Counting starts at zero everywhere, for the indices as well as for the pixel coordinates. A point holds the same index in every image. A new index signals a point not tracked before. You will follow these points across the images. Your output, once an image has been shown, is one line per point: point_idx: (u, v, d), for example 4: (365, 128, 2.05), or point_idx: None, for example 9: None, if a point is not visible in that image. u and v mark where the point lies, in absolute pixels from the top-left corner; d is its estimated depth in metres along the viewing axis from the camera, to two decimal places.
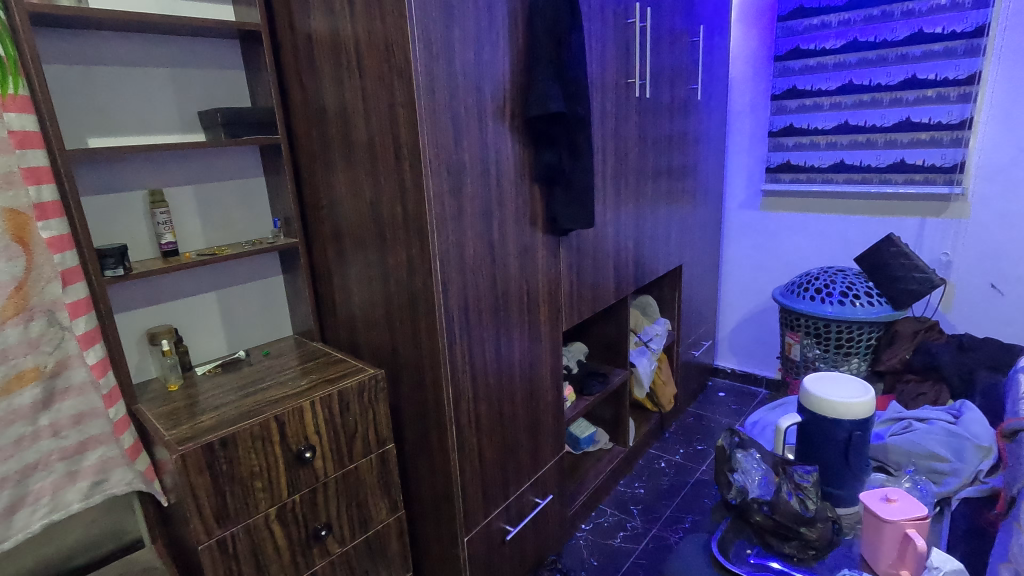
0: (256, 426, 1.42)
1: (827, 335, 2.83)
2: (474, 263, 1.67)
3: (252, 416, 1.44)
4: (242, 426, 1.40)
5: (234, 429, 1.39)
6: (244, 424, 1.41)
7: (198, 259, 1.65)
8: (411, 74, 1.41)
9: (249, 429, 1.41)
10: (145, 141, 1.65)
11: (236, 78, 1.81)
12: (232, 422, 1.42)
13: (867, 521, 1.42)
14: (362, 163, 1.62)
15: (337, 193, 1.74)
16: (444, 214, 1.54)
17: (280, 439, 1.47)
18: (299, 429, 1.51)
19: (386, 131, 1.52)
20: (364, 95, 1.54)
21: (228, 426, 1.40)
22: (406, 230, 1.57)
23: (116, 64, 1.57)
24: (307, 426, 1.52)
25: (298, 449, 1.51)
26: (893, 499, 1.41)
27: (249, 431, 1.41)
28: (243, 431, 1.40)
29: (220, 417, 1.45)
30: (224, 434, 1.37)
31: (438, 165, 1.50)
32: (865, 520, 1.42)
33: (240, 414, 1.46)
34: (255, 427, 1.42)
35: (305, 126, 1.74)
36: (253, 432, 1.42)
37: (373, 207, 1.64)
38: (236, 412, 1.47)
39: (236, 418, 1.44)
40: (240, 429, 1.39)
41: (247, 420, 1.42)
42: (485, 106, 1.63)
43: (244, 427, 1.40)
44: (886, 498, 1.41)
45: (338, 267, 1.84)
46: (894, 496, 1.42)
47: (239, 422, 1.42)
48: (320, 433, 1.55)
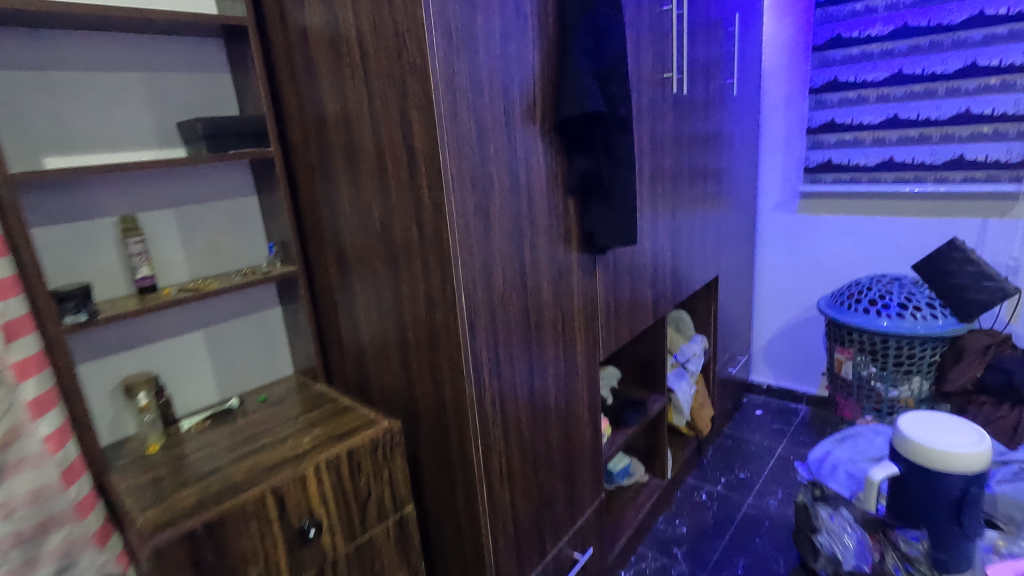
0: (251, 503, 1.17)
1: (884, 352, 2.56)
2: (504, 291, 1.42)
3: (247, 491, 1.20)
4: (233, 505, 1.15)
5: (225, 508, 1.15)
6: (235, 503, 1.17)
7: (178, 296, 1.40)
8: (427, 69, 1.16)
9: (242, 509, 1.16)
10: (112, 158, 1.41)
11: (222, 83, 1.57)
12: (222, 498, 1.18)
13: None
14: (370, 177, 1.37)
15: (341, 213, 1.49)
16: (469, 238, 1.29)
17: (281, 515, 1.22)
18: (303, 502, 1.26)
19: (398, 139, 1.26)
20: (370, 98, 1.29)
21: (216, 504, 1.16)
22: (425, 258, 1.32)
23: (76, 70, 1.33)
24: (314, 497, 1.27)
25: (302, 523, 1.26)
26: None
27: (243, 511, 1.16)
28: (237, 509, 1.15)
29: (208, 491, 1.21)
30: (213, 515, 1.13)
31: (461, 179, 1.25)
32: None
33: (231, 487, 1.22)
34: (249, 503, 1.17)
35: (302, 136, 1.49)
36: (248, 511, 1.17)
37: (385, 230, 1.39)
38: (227, 483, 1.23)
39: (226, 492, 1.19)
40: (232, 509, 1.15)
41: (240, 495, 1.18)
42: (513, 107, 1.38)
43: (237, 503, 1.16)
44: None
45: (344, 297, 1.59)
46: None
47: (230, 497, 1.17)
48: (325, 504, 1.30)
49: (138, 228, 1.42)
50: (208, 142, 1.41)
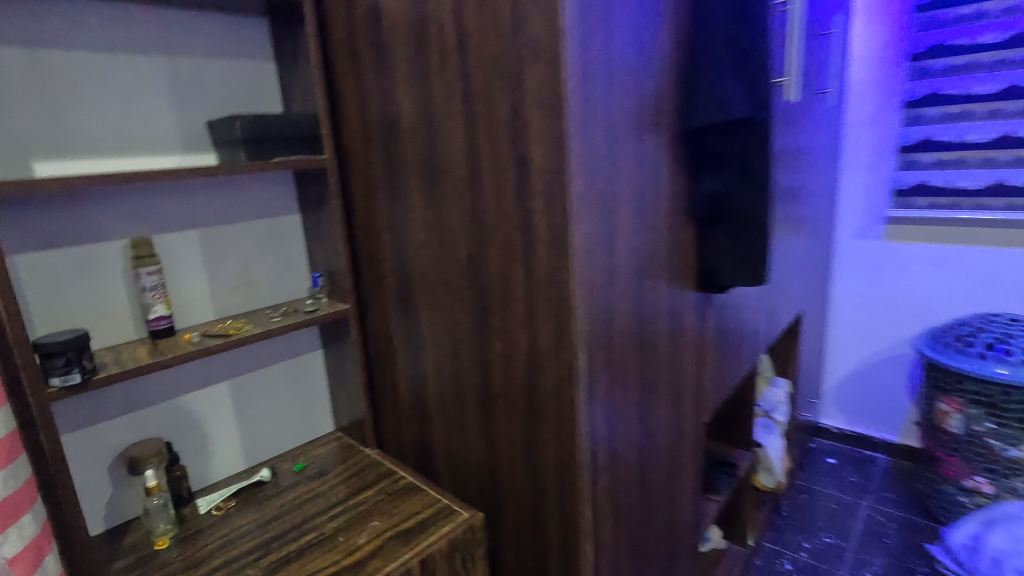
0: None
1: (1005, 406, 2.20)
2: (624, 347, 1.09)
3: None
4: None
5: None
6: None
7: (201, 347, 1.08)
8: (559, 51, 0.84)
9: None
10: (121, 165, 1.10)
11: (263, 76, 1.26)
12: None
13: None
14: (459, 197, 1.05)
15: (411, 241, 1.17)
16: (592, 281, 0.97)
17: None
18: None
19: (505, 146, 0.94)
20: (466, 91, 0.97)
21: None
22: (529, 305, 1.00)
23: (79, 50, 1.02)
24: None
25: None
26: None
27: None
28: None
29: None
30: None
31: (589, 203, 0.93)
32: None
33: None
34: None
35: (364, 141, 1.18)
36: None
37: (473, 264, 1.07)
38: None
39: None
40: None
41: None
42: (644, 109, 1.06)
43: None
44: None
45: (406, 344, 1.27)
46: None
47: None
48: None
49: (154, 254, 1.11)
50: (246, 147, 1.10)
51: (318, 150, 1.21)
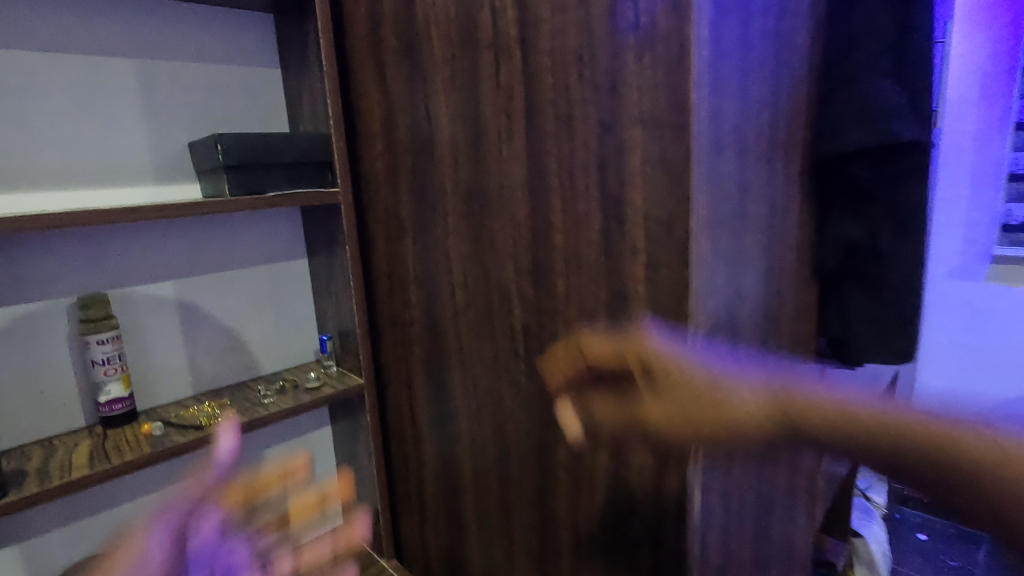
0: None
1: None
2: (743, 464, 0.77)
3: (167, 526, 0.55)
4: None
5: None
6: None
7: (158, 447, 0.79)
8: (682, 44, 0.54)
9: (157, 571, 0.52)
10: (72, 200, 0.84)
11: (266, 87, 1.00)
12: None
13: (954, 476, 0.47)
14: (515, 249, 0.75)
15: (445, 301, 0.88)
16: (683, 361, 0.60)
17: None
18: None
19: (590, 182, 0.65)
20: (533, 104, 0.68)
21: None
22: (616, 411, 0.69)
23: (19, 50, 0.79)
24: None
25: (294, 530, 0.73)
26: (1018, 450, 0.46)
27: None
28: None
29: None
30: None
31: (714, 270, 0.62)
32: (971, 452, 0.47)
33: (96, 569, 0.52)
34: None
35: (388, 169, 0.90)
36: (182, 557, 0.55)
37: (532, 340, 0.77)
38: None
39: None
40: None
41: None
42: (779, 130, 0.75)
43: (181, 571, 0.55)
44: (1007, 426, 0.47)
45: (435, 433, 0.96)
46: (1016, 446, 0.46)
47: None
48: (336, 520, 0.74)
49: (110, 317, 0.84)
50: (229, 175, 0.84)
51: (327, 182, 0.94)
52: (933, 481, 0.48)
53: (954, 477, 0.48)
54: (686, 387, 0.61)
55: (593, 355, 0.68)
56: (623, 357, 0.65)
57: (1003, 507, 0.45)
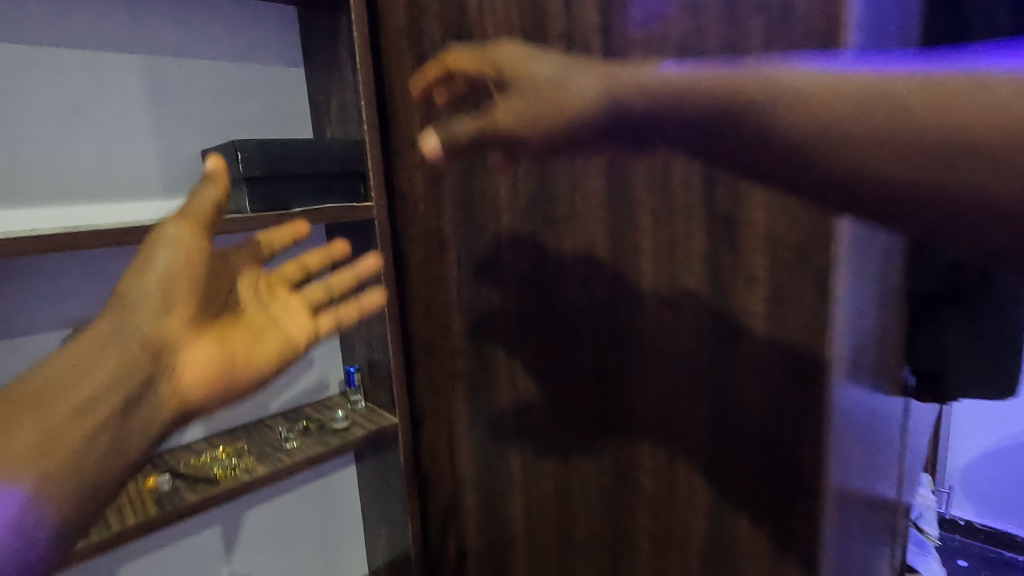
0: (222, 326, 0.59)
1: None
2: (856, 531, 0.65)
3: (184, 275, 0.54)
4: (125, 393, 0.50)
5: (118, 427, 0.50)
6: (75, 365, 0.50)
7: (164, 508, 0.67)
8: (832, 28, 0.43)
9: (170, 324, 0.53)
10: (69, 216, 0.73)
11: (288, 89, 0.89)
12: (119, 352, 0.51)
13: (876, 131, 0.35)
14: (588, 274, 0.64)
15: (496, 331, 0.76)
16: (529, 52, 0.50)
17: (281, 319, 0.64)
18: (323, 316, 0.67)
19: (694, 195, 0.53)
20: None
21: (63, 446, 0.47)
22: (723, 473, 0.56)
23: (10, 44, 0.68)
24: (340, 319, 0.67)
25: (300, 266, 0.70)
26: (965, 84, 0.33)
27: (118, 362, 0.50)
28: (158, 407, 0.52)
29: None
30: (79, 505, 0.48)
31: (855, 304, 0.51)
32: (891, 105, 0.35)
33: (117, 297, 0.52)
34: (178, 405, 0.53)
35: (429, 179, 0.78)
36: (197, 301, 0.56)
37: (607, 380, 0.65)
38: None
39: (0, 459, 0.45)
40: (102, 386, 0.49)
41: (164, 343, 0.53)
42: None
43: (181, 314, 0.54)
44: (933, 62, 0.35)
45: (479, 481, 0.84)
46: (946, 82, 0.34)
47: (143, 371, 0.51)
48: (342, 270, 0.71)
49: None
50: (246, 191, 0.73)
51: (359, 196, 0.82)
52: (818, 139, 0.36)
53: (858, 146, 0.35)
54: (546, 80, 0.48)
55: (459, 73, 0.58)
56: (482, 62, 0.54)
57: (917, 166, 0.34)
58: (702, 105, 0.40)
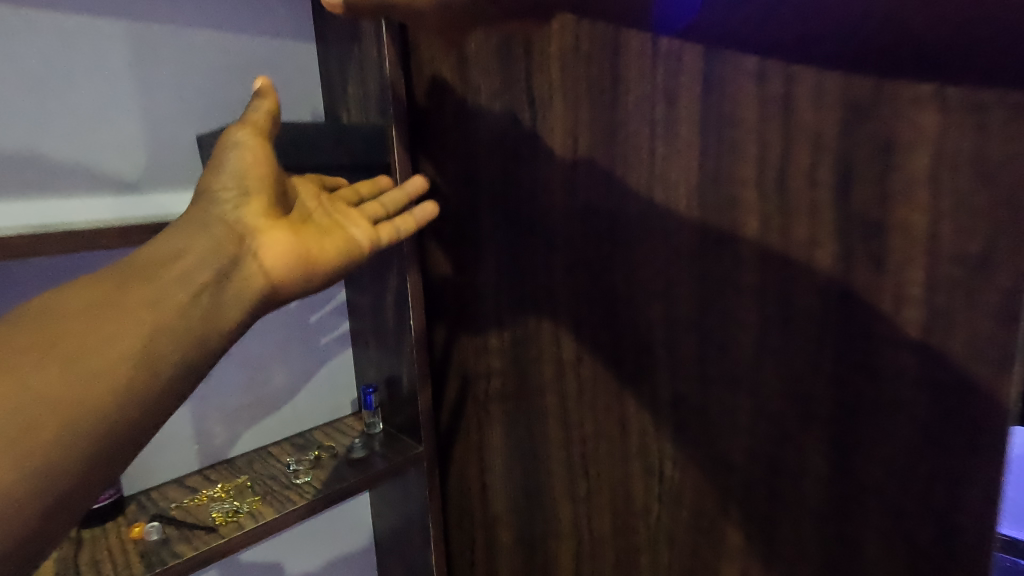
0: (295, 219, 0.55)
1: None
2: None
3: (255, 164, 0.50)
4: (215, 271, 0.48)
5: (211, 301, 0.48)
6: (172, 246, 0.48)
7: (152, 565, 0.55)
8: None
9: (247, 214, 0.51)
10: (35, 215, 0.61)
11: (297, 68, 0.78)
12: (209, 234, 0.49)
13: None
14: (668, 287, 0.53)
15: (544, 350, 0.65)
16: None
17: (344, 220, 0.59)
18: (380, 226, 0.61)
19: (825, 195, 0.42)
20: (720, 77, 0.46)
21: (164, 314, 0.45)
22: (844, 536, 0.46)
23: None
24: (398, 232, 0.62)
25: (354, 188, 0.63)
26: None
27: (206, 242, 0.49)
28: (245, 284, 0.50)
29: (74, 352, 0.42)
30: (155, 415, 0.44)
31: None
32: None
33: (198, 191, 0.51)
34: (264, 285, 0.51)
35: (466, 174, 0.67)
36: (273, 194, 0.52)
37: (689, 414, 0.54)
38: (110, 328, 0.43)
39: (108, 322, 0.44)
40: (193, 265, 0.48)
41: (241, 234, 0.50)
42: None
43: (247, 210, 0.51)
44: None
45: (517, 519, 0.73)
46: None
47: (232, 250, 0.49)
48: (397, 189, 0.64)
49: None
50: None
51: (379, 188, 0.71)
52: None
53: None
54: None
55: None
56: None
57: None
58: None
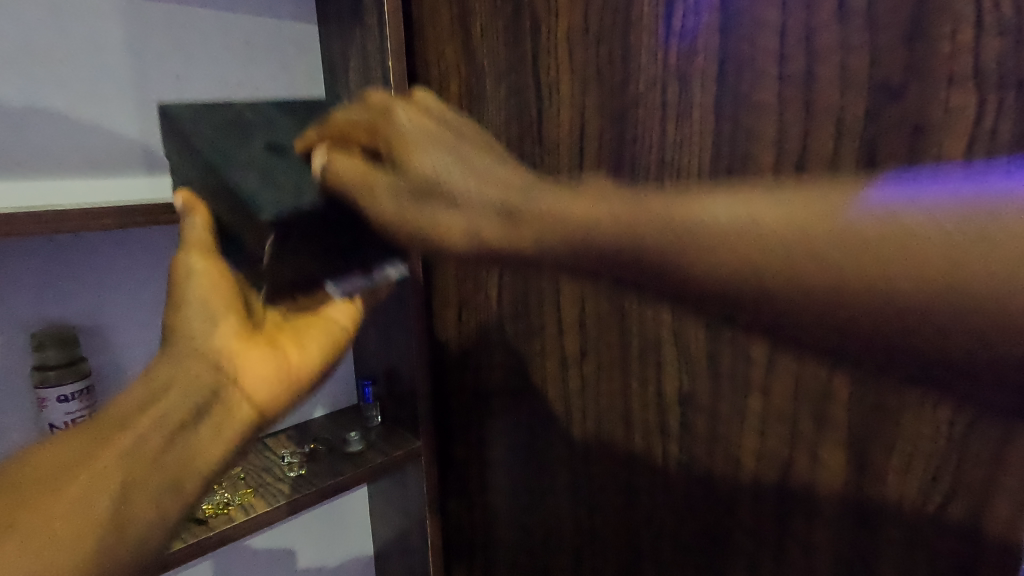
0: (270, 326, 0.55)
1: None
2: None
3: (215, 284, 0.51)
4: (195, 404, 0.48)
5: (186, 439, 0.46)
6: (147, 388, 0.47)
7: None
8: None
9: (220, 336, 0.50)
10: (29, 196, 0.59)
11: (299, 49, 0.76)
12: (184, 367, 0.48)
13: (968, 304, 0.27)
14: None
15: (548, 344, 0.63)
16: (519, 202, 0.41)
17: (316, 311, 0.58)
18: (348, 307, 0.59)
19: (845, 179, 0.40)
20: (738, 54, 0.43)
21: (144, 461, 0.44)
22: (867, 550, 0.43)
23: None
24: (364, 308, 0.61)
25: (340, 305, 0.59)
26: (999, 237, 0.26)
27: (183, 377, 0.48)
28: (226, 417, 0.49)
29: (45, 516, 0.39)
30: (167, 489, 0.44)
31: None
32: (926, 249, 0.28)
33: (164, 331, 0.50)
34: (249, 413, 0.51)
35: None
36: (237, 308, 0.52)
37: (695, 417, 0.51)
38: (95, 473, 0.42)
39: (70, 487, 0.41)
40: (171, 405, 0.47)
41: (219, 363, 0.50)
42: None
43: (220, 339, 0.50)
44: (979, 190, 0.28)
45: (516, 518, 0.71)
46: (988, 228, 0.27)
47: (209, 382, 0.49)
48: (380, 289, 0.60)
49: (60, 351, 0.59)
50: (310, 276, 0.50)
51: (379, 271, 0.56)
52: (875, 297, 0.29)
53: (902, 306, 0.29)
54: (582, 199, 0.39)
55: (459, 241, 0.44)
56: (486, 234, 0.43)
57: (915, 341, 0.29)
58: (752, 262, 0.33)
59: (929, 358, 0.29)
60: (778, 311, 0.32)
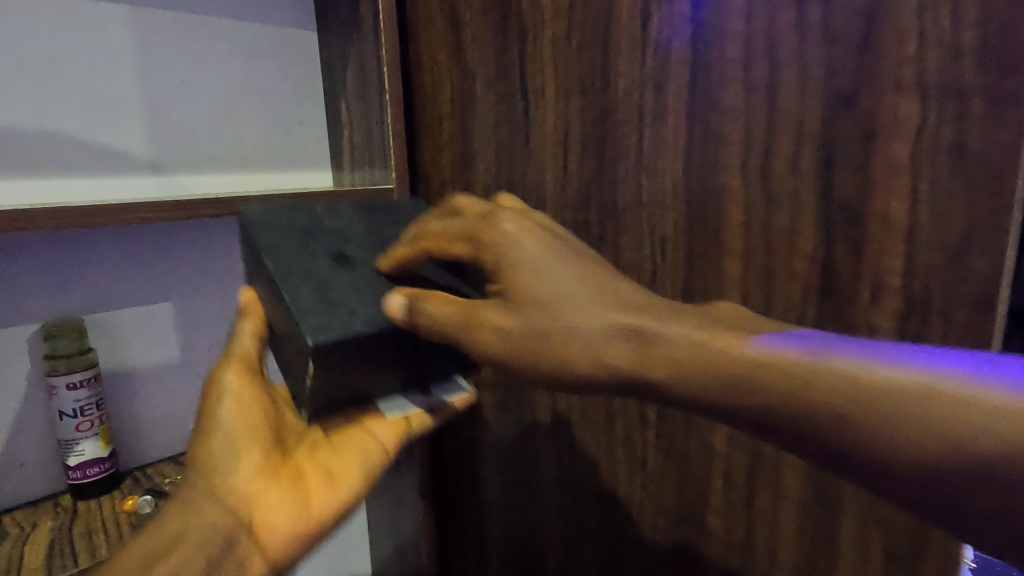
0: (299, 455, 0.55)
1: None
2: None
3: (246, 409, 0.52)
4: (210, 548, 0.46)
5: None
6: (166, 530, 0.46)
7: None
8: None
9: (241, 474, 0.50)
10: (40, 193, 0.62)
11: (297, 54, 0.79)
12: (198, 512, 0.47)
13: (960, 439, 0.32)
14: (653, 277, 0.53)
15: None
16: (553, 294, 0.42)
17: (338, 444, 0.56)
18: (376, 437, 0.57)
19: (805, 184, 0.42)
20: (708, 63, 0.46)
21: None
22: (823, 532, 0.45)
23: None
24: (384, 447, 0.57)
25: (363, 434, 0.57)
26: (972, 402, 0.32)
27: (196, 521, 0.47)
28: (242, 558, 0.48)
29: None
30: None
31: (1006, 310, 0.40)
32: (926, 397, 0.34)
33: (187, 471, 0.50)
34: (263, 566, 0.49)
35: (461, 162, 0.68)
36: (268, 438, 0.53)
37: (671, 415, 0.54)
38: None
39: None
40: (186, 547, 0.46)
41: (241, 504, 0.49)
42: None
43: (244, 470, 0.50)
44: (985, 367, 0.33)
45: (503, 507, 0.74)
46: (970, 395, 0.32)
47: (228, 525, 0.48)
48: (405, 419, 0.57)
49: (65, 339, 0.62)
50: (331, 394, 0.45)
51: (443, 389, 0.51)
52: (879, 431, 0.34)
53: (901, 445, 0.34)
54: (608, 316, 0.42)
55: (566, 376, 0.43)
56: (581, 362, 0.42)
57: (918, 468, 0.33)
58: (774, 389, 0.37)
59: (930, 492, 0.33)
60: (801, 434, 0.37)
